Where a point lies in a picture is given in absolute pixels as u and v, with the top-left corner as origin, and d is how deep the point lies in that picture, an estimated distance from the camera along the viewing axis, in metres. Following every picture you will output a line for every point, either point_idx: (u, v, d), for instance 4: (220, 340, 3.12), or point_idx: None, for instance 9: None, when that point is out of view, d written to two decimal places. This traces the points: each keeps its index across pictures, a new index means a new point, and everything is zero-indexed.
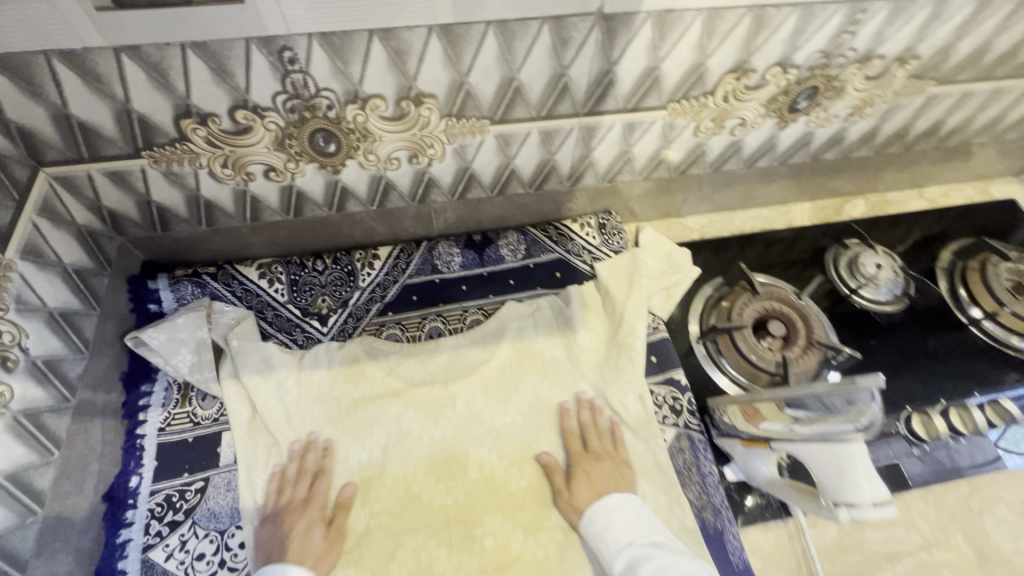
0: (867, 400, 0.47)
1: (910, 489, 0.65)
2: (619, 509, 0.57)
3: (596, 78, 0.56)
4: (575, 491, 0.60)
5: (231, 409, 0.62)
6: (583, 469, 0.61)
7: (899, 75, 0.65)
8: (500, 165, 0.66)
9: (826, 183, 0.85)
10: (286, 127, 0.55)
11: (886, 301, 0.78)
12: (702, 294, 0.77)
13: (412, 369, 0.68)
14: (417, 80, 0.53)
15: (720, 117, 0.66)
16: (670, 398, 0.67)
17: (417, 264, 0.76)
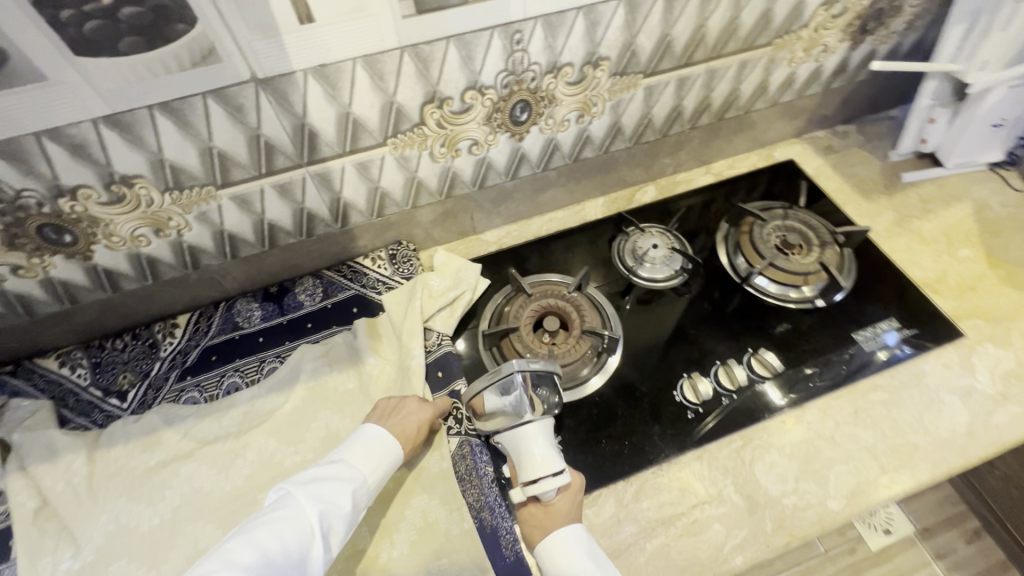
0: (510, 380, 0.60)
1: (686, 453, 0.68)
2: (578, 552, 0.56)
3: (294, 132, 0.61)
4: (535, 516, 0.60)
5: (16, 502, 0.64)
6: (543, 519, 0.59)
7: (600, 76, 0.71)
8: (255, 222, 0.71)
9: (606, 178, 0.91)
10: (7, 228, 0.59)
11: (666, 276, 0.82)
12: (489, 302, 0.80)
13: (207, 428, 0.71)
14: (113, 165, 0.57)
15: (449, 141, 0.71)
16: (453, 409, 0.70)
17: (218, 324, 0.80)
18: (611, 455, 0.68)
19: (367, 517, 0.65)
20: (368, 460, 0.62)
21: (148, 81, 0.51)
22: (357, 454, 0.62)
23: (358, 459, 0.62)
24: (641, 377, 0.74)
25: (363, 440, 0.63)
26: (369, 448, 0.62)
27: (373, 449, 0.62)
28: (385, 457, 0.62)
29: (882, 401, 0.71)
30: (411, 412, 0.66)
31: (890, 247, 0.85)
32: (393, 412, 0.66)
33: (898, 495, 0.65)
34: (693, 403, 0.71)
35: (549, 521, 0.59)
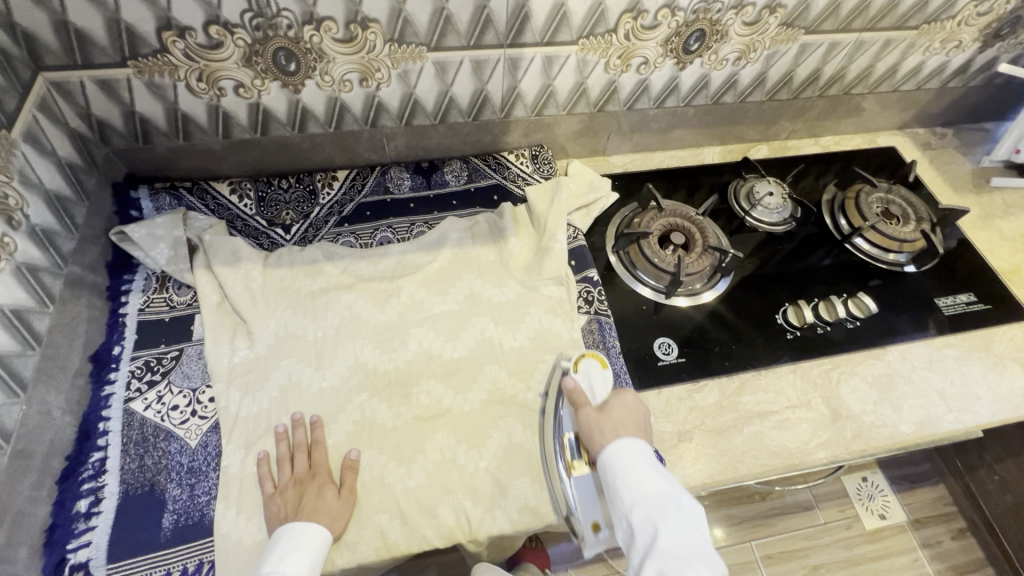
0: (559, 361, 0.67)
1: (781, 365, 0.77)
2: (644, 459, 0.55)
3: (513, 11, 0.68)
4: (598, 421, 0.59)
5: (202, 292, 0.72)
6: (604, 425, 0.59)
7: (772, 22, 0.78)
8: (439, 93, 0.78)
9: (730, 128, 0.99)
10: (252, 44, 0.66)
11: (776, 223, 0.91)
12: (617, 215, 0.90)
13: (364, 268, 0.79)
14: (361, 5, 0.64)
15: (626, 55, 0.79)
16: (584, 292, 0.80)
17: (372, 185, 0.87)
18: (716, 354, 0.78)
19: (507, 363, 0.72)
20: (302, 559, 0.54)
21: None
22: (294, 547, 0.55)
23: (284, 564, 0.53)
24: (745, 300, 0.84)
25: (299, 541, 0.55)
26: (304, 547, 0.55)
27: (301, 550, 0.55)
28: (322, 559, 0.56)
29: (952, 357, 0.80)
30: (323, 496, 0.60)
31: (973, 236, 0.94)
32: (301, 499, 0.60)
33: (961, 431, 0.73)
34: (796, 327, 0.81)
35: (616, 431, 0.58)
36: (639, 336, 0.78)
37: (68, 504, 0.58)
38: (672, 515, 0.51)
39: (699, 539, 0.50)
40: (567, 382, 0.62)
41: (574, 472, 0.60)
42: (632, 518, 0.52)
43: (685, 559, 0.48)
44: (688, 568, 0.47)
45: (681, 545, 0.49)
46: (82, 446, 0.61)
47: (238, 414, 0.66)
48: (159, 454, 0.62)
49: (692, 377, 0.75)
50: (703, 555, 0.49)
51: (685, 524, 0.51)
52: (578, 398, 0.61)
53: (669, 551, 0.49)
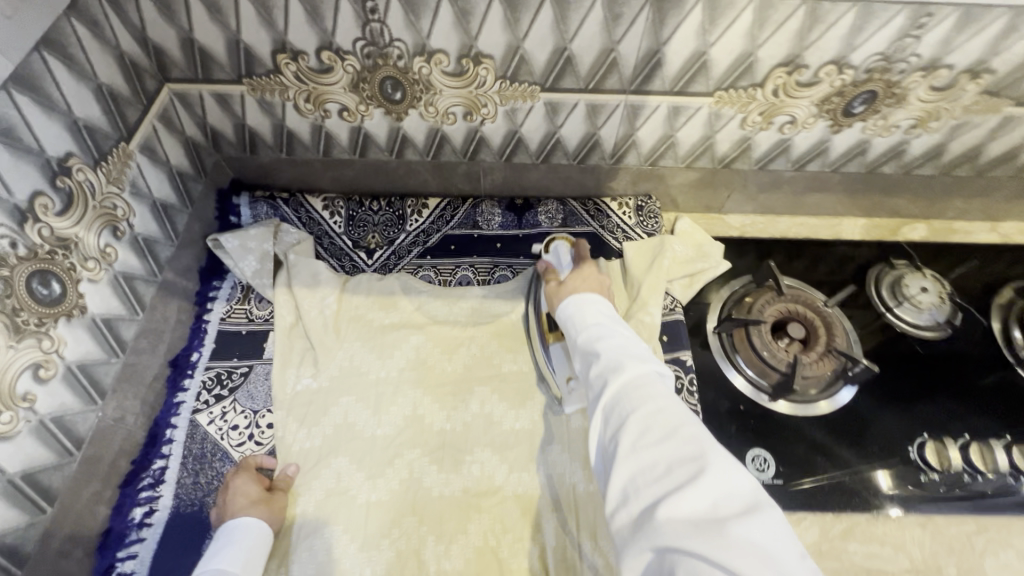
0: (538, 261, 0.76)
1: (908, 514, 0.63)
2: (593, 303, 0.55)
3: (644, 56, 0.60)
4: (563, 285, 0.62)
5: (279, 312, 0.71)
6: (560, 292, 0.62)
7: (970, 89, 0.62)
8: (546, 133, 0.71)
9: (882, 201, 0.83)
10: (361, 71, 0.63)
11: (925, 327, 0.75)
12: (726, 289, 0.78)
13: (438, 309, 0.75)
14: (477, 39, 0.59)
15: (769, 112, 0.67)
16: (671, 376, 0.70)
17: (461, 218, 0.82)
18: (826, 481, 0.64)
19: (571, 446, 0.65)
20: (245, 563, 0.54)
21: None
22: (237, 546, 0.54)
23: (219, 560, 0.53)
24: (876, 419, 0.68)
25: (235, 538, 0.55)
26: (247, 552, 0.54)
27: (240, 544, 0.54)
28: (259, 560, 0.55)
29: None
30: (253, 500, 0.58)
31: None
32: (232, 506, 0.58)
33: None
34: (934, 472, 0.64)
35: (567, 293, 0.61)
36: (730, 441, 0.67)
37: (124, 510, 0.60)
38: (615, 333, 0.50)
39: (640, 348, 0.48)
40: (539, 265, 0.68)
41: (550, 341, 0.67)
42: (577, 348, 0.51)
43: (620, 359, 0.46)
44: (622, 364, 0.45)
45: (620, 350, 0.47)
46: (147, 452, 0.63)
47: (292, 447, 0.65)
48: (212, 474, 0.63)
49: (791, 506, 0.63)
50: (642, 355, 0.46)
51: (628, 339, 0.49)
52: (550, 275, 0.66)
53: (606, 357, 0.47)
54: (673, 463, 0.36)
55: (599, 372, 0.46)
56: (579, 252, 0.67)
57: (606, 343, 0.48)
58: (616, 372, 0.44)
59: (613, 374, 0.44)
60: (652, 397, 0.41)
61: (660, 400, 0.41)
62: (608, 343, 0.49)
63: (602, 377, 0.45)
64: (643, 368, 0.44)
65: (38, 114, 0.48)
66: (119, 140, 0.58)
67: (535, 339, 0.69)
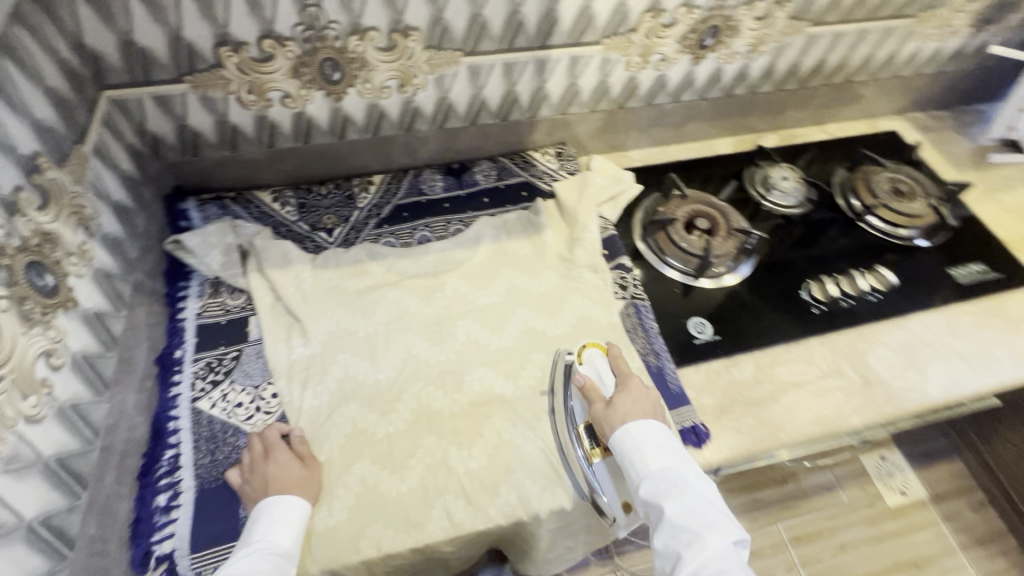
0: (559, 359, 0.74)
1: (810, 338, 0.81)
2: (652, 435, 0.61)
3: (543, 14, 0.73)
4: (617, 404, 0.65)
5: (257, 294, 0.75)
6: (611, 417, 0.64)
7: (780, 16, 0.83)
8: (472, 96, 0.82)
9: (740, 120, 1.04)
10: (301, 55, 0.69)
11: (793, 205, 0.95)
12: (642, 206, 0.94)
13: (407, 266, 0.82)
14: (405, 14, 0.68)
15: (645, 52, 0.83)
16: (618, 278, 0.83)
17: (406, 188, 0.91)
18: (748, 328, 0.81)
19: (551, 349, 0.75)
20: (290, 527, 0.58)
21: None
22: (279, 514, 0.58)
23: (272, 534, 0.57)
24: (773, 278, 0.87)
25: (278, 512, 0.58)
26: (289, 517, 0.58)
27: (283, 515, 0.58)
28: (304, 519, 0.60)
29: (970, 322, 0.84)
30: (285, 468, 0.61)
31: (981, 211, 0.98)
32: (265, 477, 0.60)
33: (985, 390, 0.77)
34: (822, 304, 0.84)
35: (621, 416, 0.64)
36: (673, 317, 0.81)
37: (148, 499, 0.60)
38: (680, 481, 0.58)
39: (707, 508, 0.55)
40: (578, 380, 0.68)
41: (593, 459, 0.66)
42: (641, 493, 0.58)
43: (692, 529, 0.53)
44: (693, 538, 0.53)
45: (694, 518, 0.54)
46: (155, 445, 0.64)
47: (302, 407, 0.69)
48: (229, 448, 0.65)
49: (729, 353, 0.79)
50: (710, 522, 0.54)
51: (694, 493, 0.57)
52: (591, 394, 0.67)
53: (675, 522, 0.54)
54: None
55: (670, 546, 0.54)
56: (614, 361, 0.70)
57: (671, 505, 0.56)
58: (690, 545, 0.52)
59: (687, 547, 0.52)
60: None
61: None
62: (676, 503, 0.56)
63: (674, 549, 0.53)
64: (715, 544, 0.52)
65: (7, 113, 0.50)
66: (75, 142, 0.60)
67: (570, 446, 0.68)
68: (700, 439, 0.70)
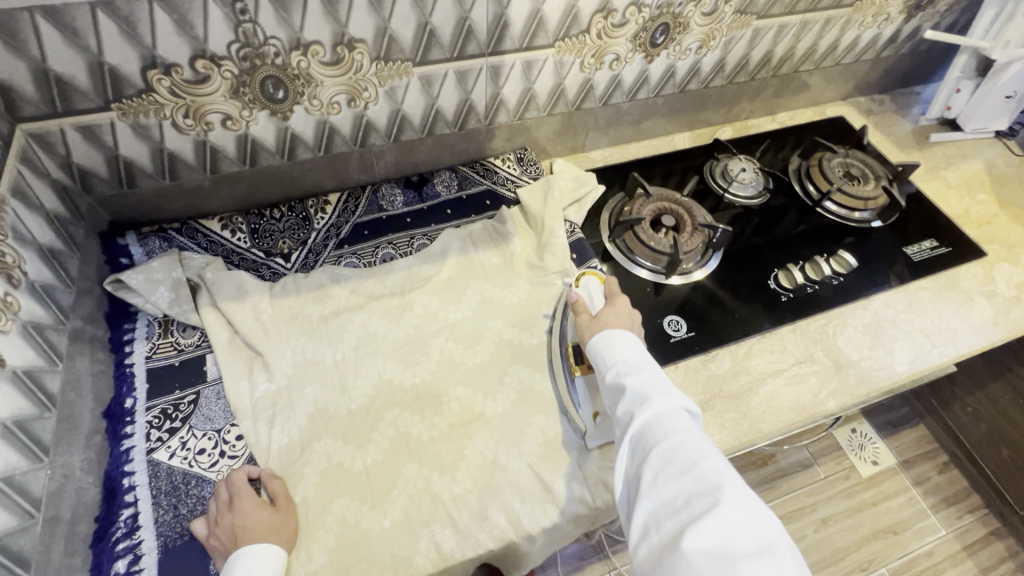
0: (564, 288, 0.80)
1: (782, 325, 0.82)
2: (623, 339, 0.62)
3: (493, 20, 0.71)
4: (598, 316, 0.67)
5: (212, 331, 0.70)
6: (593, 327, 0.66)
7: (727, 11, 0.84)
8: (426, 106, 0.80)
9: (696, 114, 1.05)
10: (240, 75, 0.65)
11: (753, 196, 0.97)
12: (607, 208, 0.93)
13: (373, 287, 0.79)
14: (348, 26, 0.65)
15: (599, 53, 0.82)
16: (590, 282, 0.82)
17: (365, 205, 0.87)
18: (721, 321, 0.82)
19: (528, 360, 0.74)
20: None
21: None
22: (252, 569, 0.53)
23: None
24: (740, 270, 0.88)
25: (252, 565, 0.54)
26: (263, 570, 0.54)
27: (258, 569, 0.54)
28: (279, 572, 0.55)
29: (928, 298, 0.87)
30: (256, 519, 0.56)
31: (926, 189, 1.02)
32: (234, 530, 0.56)
33: (947, 362, 0.80)
34: (788, 291, 0.86)
35: (601, 326, 0.66)
36: (648, 317, 0.81)
37: (105, 567, 0.55)
38: (642, 365, 0.59)
39: (665, 382, 0.56)
40: (571, 295, 0.71)
41: (576, 374, 0.69)
42: (606, 378, 0.59)
43: (644, 394, 0.54)
44: (646, 400, 0.54)
45: (649, 387, 0.55)
46: (109, 506, 0.59)
47: (271, 447, 0.65)
48: (193, 501, 0.60)
49: (706, 348, 0.79)
50: (665, 390, 0.55)
51: (654, 373, 0.58)
52: (579, 307, 0.70)
53: (632, 390, 0.55)
54: (694, 511, 0.44)
55: (626, 408, 0.55)
56: (608, 288, 0.72)
57: (632, 381, 0.56)
58: (643, 406, 0.53)
59: (639, 408, 0.53)
60: (674, 433, 0.50)
61: (680, 436, 0.49)
62: (634, 379, 0.57)
63: (629, 413, 0.54)
64: (667, 404, 0.53)
65: None
66: None
67: (562, 363, 0.71)
68: None
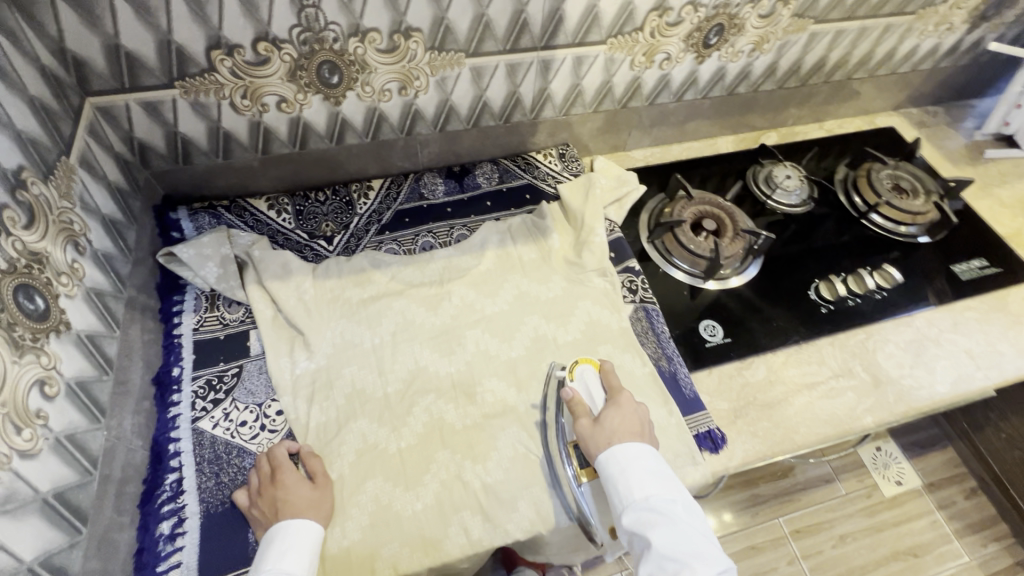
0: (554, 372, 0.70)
1: (820, 337, 0.81)
2: (638, 458, 0.58)
3: (549, 14, 0.71)
4: (604, 421, 0.61)
5: (257, 307, 0.72)
6: (598, 437, 0.60)
7: (784, 14, 0.82)
8: (474, 98, 0.80)
9: (742, 118, 1.03)
10: (299, 58, 0.66)
11: (796, 204, 0.95)
12: (647, 208, 0.93)
13: (412, 274, 0.80)
14: (406, 15, 0.66)
15: (650, 52, 0.81)
16: (627, 282, 0.82)
17: (407, 193, 0.88)
18: (758, 329, 0.81)
19: (562, 357, 0.74)
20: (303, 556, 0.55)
21: None
22: (291, 543, 0.55)
23: (285, 562, 0.54)
24: (780, 278, 0.87)
25: (292, 539, 0.55)
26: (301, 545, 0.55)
27: (298, 542, 0.55)
28: (318, 547, 0.57)
29: (974, 318, 0.84)
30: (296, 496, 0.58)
31: (978, 206, 0.99)
32: (276, 504, 0.58)
33: (991, 386, 0.77)
34: (830, 302, 0.84)
35: (608, 436, 0.60)
36: (684, 321, 0.80)
37: (151, 527, 0.57)
38: (668, 509, 0.56)
39: (694, 535, 0.54)
40: (566, 393, 0.64)
41: (583, 478, 0.63)
42: (625, 521, 0.56)
43: (679, 559, 0.51)
44: (681, 568, 0.51)
45: (681, 546, 0.52)
46: (156, 469, 0.61)
47: (309, 424, 0.66)
48: (234, 470, 0.62)
49: (742, 356, 0.78)
50: (698, 551, 0.52)
51: (681, 521, 0.55)
52: (579, 409, 0.64)
53: (661, 550, 0.52)
54: None
55: None
56: (606, 379, 0.66)
57: (660, 538, 0.53)
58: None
59: None
60: None
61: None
62: (662, 534, 0.53)
63: None
64: (705, 574, 0.50)
65: None
66: (61, 154, 0.56)
67: (562, 468, 0.65)
68: (716, 444, 0.69)
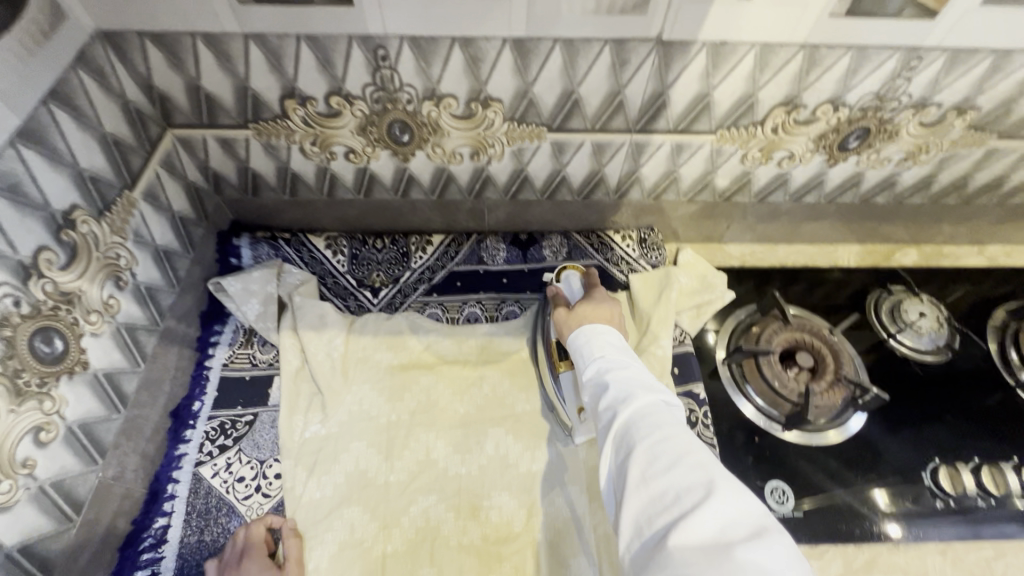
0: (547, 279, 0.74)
1: (924, 542, 0.63)
2: (605, 334, 0.53)
3: (650, 97, 0.61)
4: (576, 309, 0.61)
5: (285, 357, 0.69)
6: (570, 320, 0.60)
7: (957, 125, 0.65)
8: (552, 171, 0.72)
9: (875, 229, 0.85)
10: (370, 115, 0.63)
11: (927, 351, 0.77)
12: (733, 319, 0.79)
13: (448, 348, 0.74)
14: (487, 84, 0.59)
15: (768, 148, 0.69)
16: (686, 409, 0.70)
17: (466, 253, 0.80)
18: (841, 507, 0.65)
19: (589, 487, 0.64)
20: None
21: (586, 18, 0.52)
22: None
23: None
24: (887, 446, 0.69)
25: None
26: None
27: None
28: None
29: None
30: None
31: None
32: None
33: None
34: (951, 497, 0.65)
35: (578, 321, 0.59)
36: (748, 474, 0.67)
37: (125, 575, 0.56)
38: (624, 362, 0.49)
39: (652, 378, 0.46)
40: (549, 287, 0.66)
41: (560, 370, 0.66)
42: (586, 375, 0.50)
43: (627, 389, 0.45)
44: (629, 396, 0.44)
45: (634, 380, 0.46)
46: (148, 510, 0.60)
47: (303, 498, 0.62)
48: (218, 530, 0.60)
49: (814, 541, 0.63)
50: (653, 386, 0.45)
51: (637, 367, 0.48)
52: (558, 300, 0.64)
53: (614, 384, 0.46)
54: (682, 514, 0.35)
55: (608, 406, 0.45)
56: (590, 281, 0.66)
57: (619, 376, 0.47)
58: (625, 402, 0.43)
59: (621, 404, 0.43)
60: (660, 424, 0.40)
61: (663, 424, 0.40)
62: (618, 372, 0.47)
63: (610, 410, 0.44)
64: (649, 396, 0.43)
65: (44, 167, 0.47)
66: (123, 188, 0.57)
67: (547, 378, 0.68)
68: None
